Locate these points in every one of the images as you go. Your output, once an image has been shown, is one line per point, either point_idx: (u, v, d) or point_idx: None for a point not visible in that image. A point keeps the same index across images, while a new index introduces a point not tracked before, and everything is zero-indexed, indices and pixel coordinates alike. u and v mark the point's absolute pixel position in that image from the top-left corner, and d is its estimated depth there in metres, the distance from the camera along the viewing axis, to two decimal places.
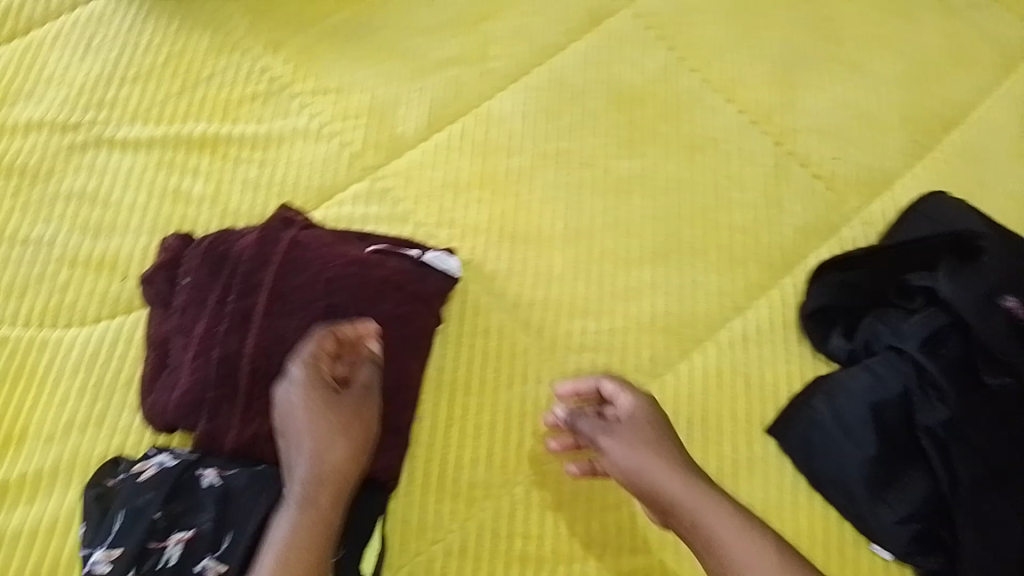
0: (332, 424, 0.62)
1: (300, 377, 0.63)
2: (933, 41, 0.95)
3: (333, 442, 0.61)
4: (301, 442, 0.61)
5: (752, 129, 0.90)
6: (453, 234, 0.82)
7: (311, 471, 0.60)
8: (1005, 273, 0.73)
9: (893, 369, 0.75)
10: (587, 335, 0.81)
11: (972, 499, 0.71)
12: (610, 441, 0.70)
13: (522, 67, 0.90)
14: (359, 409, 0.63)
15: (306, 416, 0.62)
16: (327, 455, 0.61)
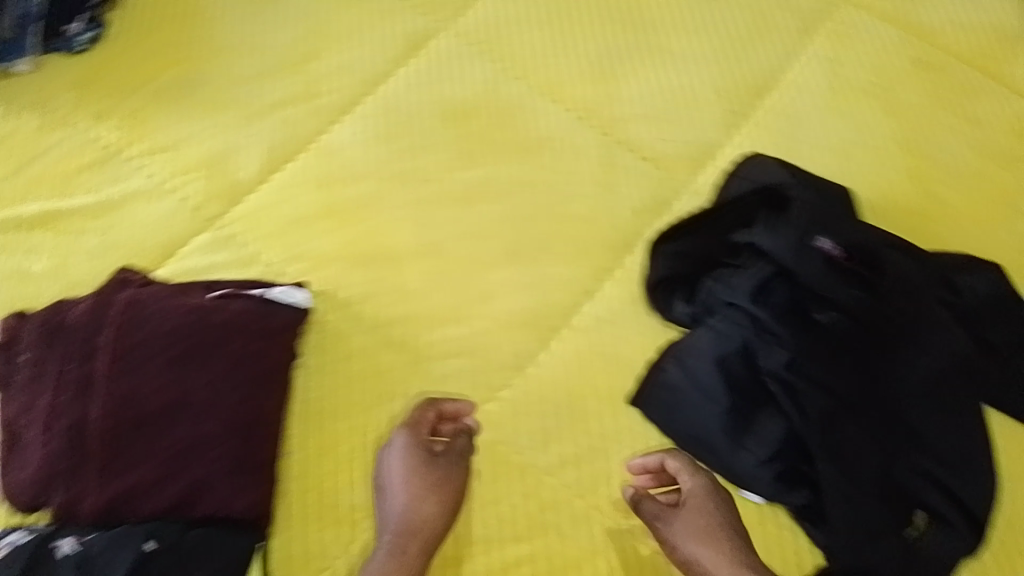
0: (430, 481, 0.73)
1: (401, 443, 0.75)
2: (741, 14, 1.00)
3: (423, 499, 0.72)
4: (397, 497, 0.72)
5: (582, 125, 0.93)
6: (305, 268, 0.83)
7: (414, 519, 0.71)
8: (813, 220, 0.80)
9: (732, 323, 0.80)
10: (450, 341, 0.82)
11: (821, 432, 0.76)
12: (674, 529, 0.75)
13: (354, 96, 0.91)
14: (451, 479, 0.74)
15: (415, 474, 0.73)
16: (428, 507, 0.72)
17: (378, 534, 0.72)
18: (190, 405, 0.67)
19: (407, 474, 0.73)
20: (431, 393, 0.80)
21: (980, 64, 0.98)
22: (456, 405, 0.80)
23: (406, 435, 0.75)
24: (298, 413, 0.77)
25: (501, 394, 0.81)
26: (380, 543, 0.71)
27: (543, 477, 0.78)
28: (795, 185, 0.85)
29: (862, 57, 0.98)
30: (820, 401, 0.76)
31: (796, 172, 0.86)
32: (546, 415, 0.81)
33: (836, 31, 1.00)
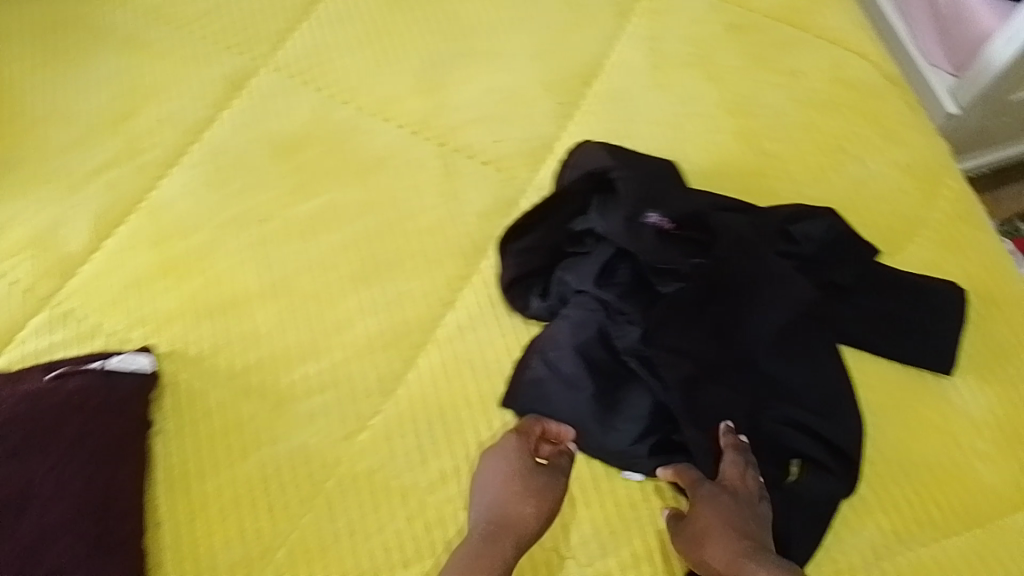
0: (527, 489, 0.73)
1: (512, 450, 0.76)
2: (555, 9, 1.02)
3: (525, 499, 0.73)
4: (489, 503, 0.73)
5: (414, 138, 0.93)
6: (149, 331, 0.81)
7: (494, 525, 0.71)
8: (644, 197, 0.84)
9: (584, 310, 0.82)
10: (311, 379, 0.80)
11: (685, 399, 0.78)
12: (698, 523, 0.72)
13: (177, 149, 0.90)
14: (551, 487, 0.74)
15: (516, 477, 0.74)
16: (503, 517, 0.71)
17: (466, 537, 0.71)
18: (32, 498, 0.67)
19: (507, 475, 0.74)
20: (299, 434, 0.78)
21: (789, 20, 1.03)
22: (326, 442, 0.78)
23: (516, 440, 0.77)
24: (163, 480, 0.75)
25: (372, 423, 0.79)
26: (466, 545, 0.70)
27: (425, 497, 0.76)
28: (625, 163, 0.86)
29: (677, 30, 1.01)
30: (679, 370, 0.79)
31: (624, 150, 0.88)
32: (420, 433, 0.79)
33: (649, 8, 1.03)
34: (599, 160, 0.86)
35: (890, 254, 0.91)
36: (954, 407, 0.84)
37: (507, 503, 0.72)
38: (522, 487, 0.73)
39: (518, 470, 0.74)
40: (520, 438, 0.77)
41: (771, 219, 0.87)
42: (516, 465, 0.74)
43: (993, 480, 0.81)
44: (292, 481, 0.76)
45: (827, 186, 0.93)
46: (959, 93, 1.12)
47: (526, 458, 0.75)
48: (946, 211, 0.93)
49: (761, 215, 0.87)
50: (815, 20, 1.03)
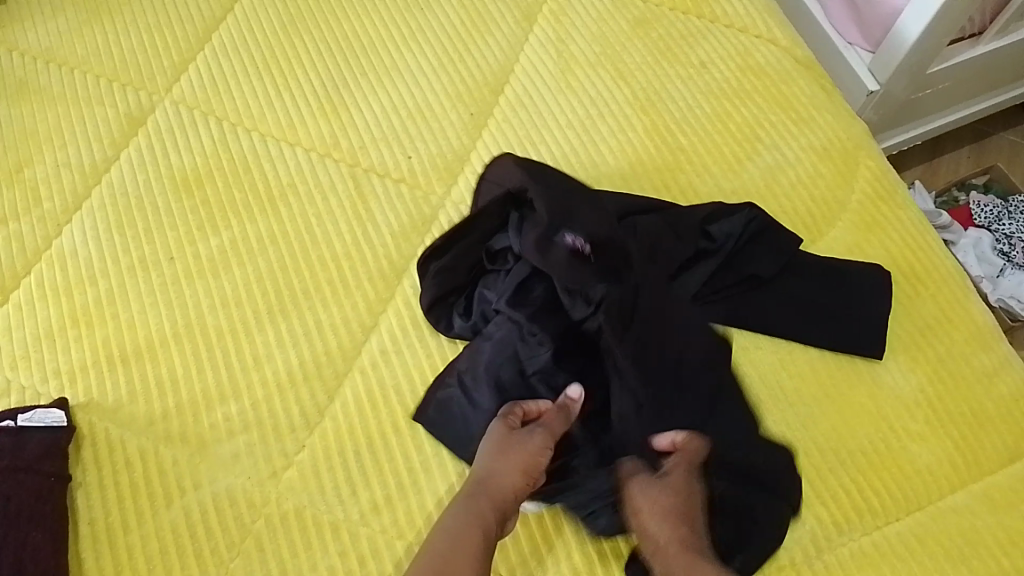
0: (508, 454, 0.71)
1: (497, 423, 0.74)
2: (458, 19, 1.01)
3: (503, 461, 0.70)
4: (478, 469, 0.71)
5: (324, 162, 0.92)
6: (62, 383, 0.79)
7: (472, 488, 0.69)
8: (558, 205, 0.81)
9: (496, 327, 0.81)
10: (232, 419, 0.79)
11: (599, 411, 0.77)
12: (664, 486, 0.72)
13: (80, 193, 0.88)
14: (530, 446, 0.71)
15: (498, 441, 0.72)
16: (481, 479, 0.70)
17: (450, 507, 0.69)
18: None
19: (488, 443, 0.72)
20: (224, 476, 0.77)
21: (693, 10, 1.02)
22: (252, 482, 0.76)
23: (501, 417, 0.75)
24: (85, 537, 0.73)
25: (298, 457, 0.78)
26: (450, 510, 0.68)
27: (357, 529, 0.75)
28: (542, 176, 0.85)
29: (581, 32, 1.01)
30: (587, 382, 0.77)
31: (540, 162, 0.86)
32: (349, 464, 0.78)
33: (553, 11, 1.02)
34: (515, 175, 0.85)
35: (811, 241, 0.91)
36: (885, 390, 0.84)
37: (487, 466, 0.70)
38: (500, 451, 0.71)
39: (499, 438, 0.72)
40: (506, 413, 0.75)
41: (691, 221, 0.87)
42: (497, 435, 0.73)
43: (928, 460, 0.81)
44: (219, 526, 0.74)
45: (744, 177, 0.93)
46: (877, 70, 1.09)
47: (508, 426, 0.74)
48: (866, 191, 0.93)
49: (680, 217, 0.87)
50: (720, 8, 1.02)
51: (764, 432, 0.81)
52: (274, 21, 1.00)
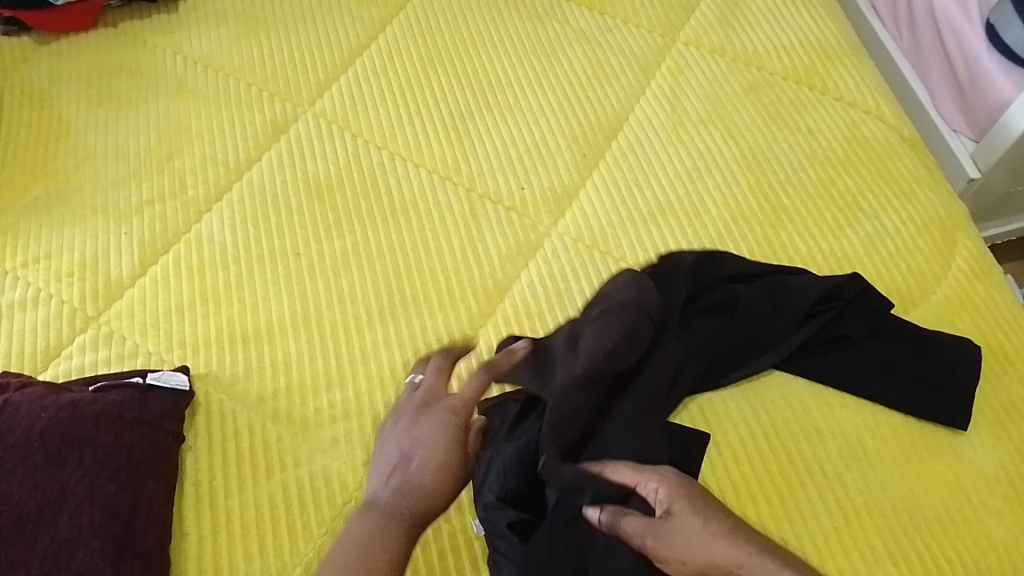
0: (424, 441, 0.70)
1: (413, 405, 0.73)
2: (580, 70, 1.08)
3: (417, 450, 0.69)
4: (393, 454, 0.70)
5: (443, 184, 0.98)
6: (186, 352, 0.86)
7: (378, 495, 0.68)
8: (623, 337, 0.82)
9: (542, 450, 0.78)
10: (335, 406, 0.84)
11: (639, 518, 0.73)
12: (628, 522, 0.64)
13: (221, 186, 0.96)
14: (448, 436, 0.70)
15: (414, 427, 0.71)
16: (392, 480, 0.69)
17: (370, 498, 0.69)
18: (68, 498, 0.70)
19: (409, 428, 0.71)
20: (321, 458, 0.81)
21: (805, 82, 1.07)
22: (347, 467, 0.81)
23: (418, 395, 0.74)
24: (190, 496, 0.78)
25: None
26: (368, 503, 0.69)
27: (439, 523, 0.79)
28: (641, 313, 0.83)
29: (695, 90, 1.06)
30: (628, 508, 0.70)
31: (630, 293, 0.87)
32: None
33: (670, 69, 1.08)
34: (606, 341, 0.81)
35: (903, 311, 0.93)
36: (966, 462, 0.85)
37: (397, 468, 0.69)
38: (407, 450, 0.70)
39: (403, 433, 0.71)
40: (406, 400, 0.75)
41: (773, 349, 0.89)
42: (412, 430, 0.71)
43: (1005, 536, 0.81)
44: (312, 503, 0.79)
45: (841, 243, 0.96)
46: (980, 158, 1.11)
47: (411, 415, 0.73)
48: (963, 269, 0.95)
49: (786, 303, 0.90)
50: (832, 81, 1.07)
51: (843, 488, 0.82)
52: (411, 54, 1.08)
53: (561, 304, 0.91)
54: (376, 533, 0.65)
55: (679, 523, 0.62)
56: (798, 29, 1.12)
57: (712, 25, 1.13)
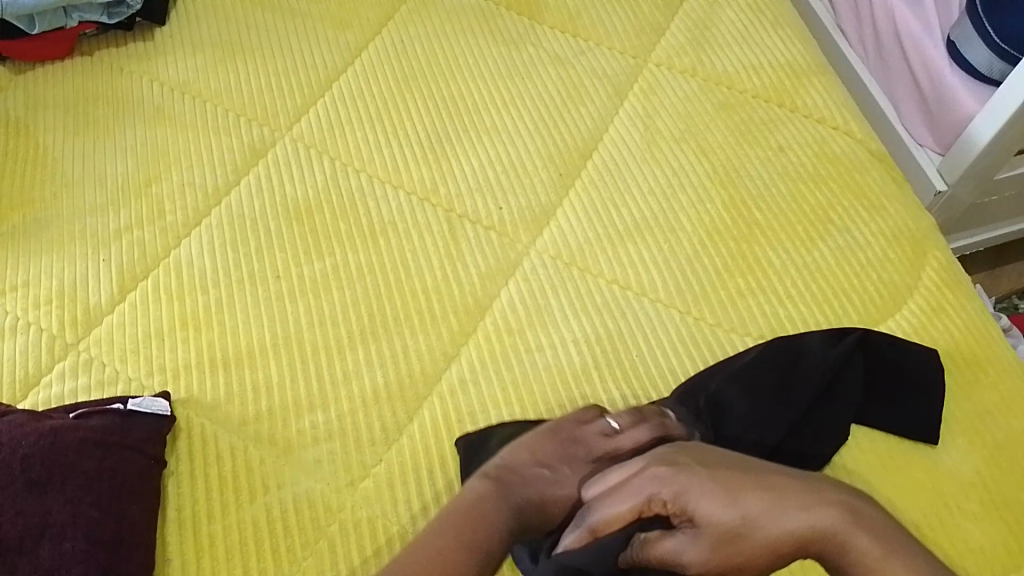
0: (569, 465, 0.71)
1: (587, 421, 0.75)
2: (554, 91, 1.10)
3: (562, 468, 0.71)
4: (534, 456, 0.71)
5: (422, 205, 0.99)
6: (166, 377, 0.86)
7: (513, 483, 0.68)
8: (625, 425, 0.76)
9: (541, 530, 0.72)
10: (318, 427, 0.84)
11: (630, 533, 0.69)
12: (672, 543, 0.62)
13: (200, 212, 0.97)
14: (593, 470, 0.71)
15: (570, 444, 0.72)
16: (526, 487, 0.69)
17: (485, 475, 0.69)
18: (51, 525, 0.69)
19: (563, 442, 0.72)
20: (304, 480, 0.81)
21: (774, 100, 1.10)
22: (331, 488, 0.81)
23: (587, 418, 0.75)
24: (172, 521, 0.78)
25: (375, 470, 0.82)
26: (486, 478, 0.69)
27: None
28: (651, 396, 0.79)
29: (668, 108, 1.08)
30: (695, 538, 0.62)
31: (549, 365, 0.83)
32: (422, 481, 0.82)
33: (643, 89, 1.10)
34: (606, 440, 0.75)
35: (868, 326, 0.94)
36: (942, 468, 0.86)
37: (539, 482, 0.69)
38: (554, 476, 0.70)
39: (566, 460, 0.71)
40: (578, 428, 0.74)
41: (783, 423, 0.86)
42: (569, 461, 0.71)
43: (981, 540, 0.82)
44: (296, 526, 0.79)
45: (814, 256, 0.98)
46: (946, 171, 1.14)
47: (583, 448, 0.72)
48: (933, 279, 0.97)
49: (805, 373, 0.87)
50: (801, 99, 1.10)
51: None
52: (388, 78, 1.10)
53: (541, 321, 0.92)
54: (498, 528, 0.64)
55: (730, 527, 0.60)
56: (768, 49, 1.14)
57: (682, 46, 1.15)
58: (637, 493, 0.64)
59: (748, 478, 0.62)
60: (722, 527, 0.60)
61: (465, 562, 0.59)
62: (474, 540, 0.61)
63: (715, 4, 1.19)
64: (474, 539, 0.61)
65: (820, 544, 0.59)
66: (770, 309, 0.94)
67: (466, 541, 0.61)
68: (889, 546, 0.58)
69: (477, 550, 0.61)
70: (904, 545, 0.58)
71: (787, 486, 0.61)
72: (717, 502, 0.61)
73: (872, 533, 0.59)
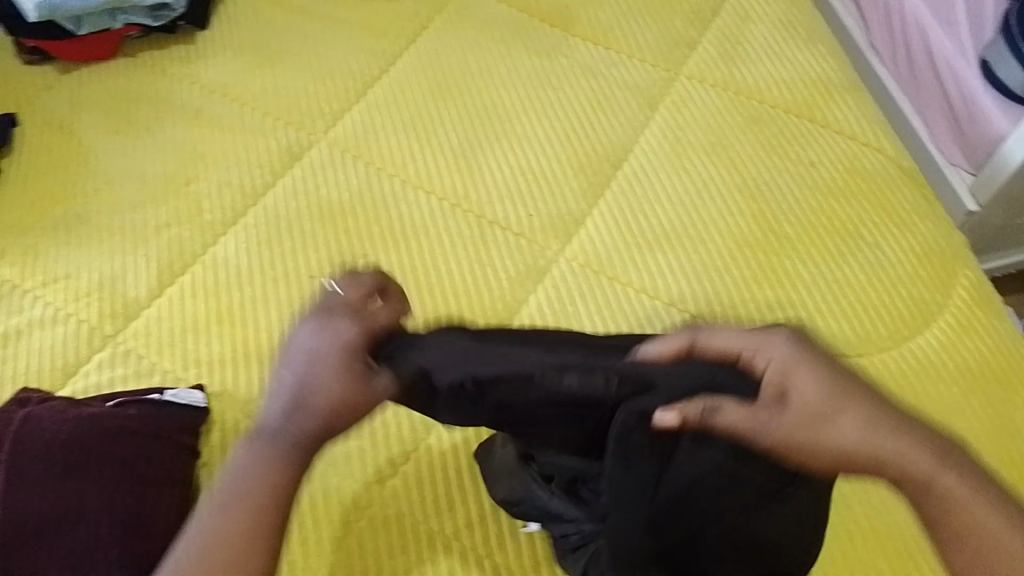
0: (306, 399, 0.61)
1: (312, 329, 0.62)
2: (585, 102, 1.11)
3: (310, 395, 0.61)
4: (295, 384, 0.61)
5: (453, 210, 1.00)
6: (201, 371, 0.87)
7: (294, 412, 0.61)
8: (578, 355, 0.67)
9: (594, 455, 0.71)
10: (347, 424, 0.85)
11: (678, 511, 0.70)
12: (734, 412, 0.61)
13: (237, 211, 0.98)
14: (352, 392, 0.61)
15: (323, 359, 0.61)
16: (336, 391, 0.61)
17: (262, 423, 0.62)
18: (87, 509, 0.71)
19: (316, 354, 0.61)
20: (333, 476, 0.82)
21: (806, 115, 1.10)
22: (359, 484, 0.82)
23: (327, 320, 0.63)
24: None
25: (403, 468, 0.83)
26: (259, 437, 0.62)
27: (453, 542, 0.80)
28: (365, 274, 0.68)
29: (699, 121, 1.09)
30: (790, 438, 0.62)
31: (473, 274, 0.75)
32: (449, 480, 0.83)
33: (674, 102, 1.12)
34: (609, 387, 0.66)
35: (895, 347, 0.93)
36: None
37: (292, 408, 0.61)
38: (319, 370, 0.61)
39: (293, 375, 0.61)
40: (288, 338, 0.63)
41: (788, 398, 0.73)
42: (315, 375, 0.61)
43: None
44: (324, 520, 0.80)
45: (843, 272, 0.98)
46: (977, 192, 1.14)
47: (292, 357, 0.62)
48: (962, 296, 0.97)
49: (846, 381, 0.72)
50: (833, 116, 1.10)
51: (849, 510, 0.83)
52: (422, 86, 1.11)
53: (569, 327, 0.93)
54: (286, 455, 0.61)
55: (828, 420, 0.60)
56: (799, 65, 1.15)
57: (714, 60, 1.16)
58: (739, 343, 0.64)
59: (869, 392, 0.62)
60: (816, 421, 0.60)
61: (261, 495, 0.60)
62: (212, 505, 0.60)
63: (747, 19, 1.20)
64: (216, 502, 0.60)
65: (903, 472, 0.60)
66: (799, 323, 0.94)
67: (228, 496, 0.60)
68: (980, 493, 0.60)
69: (272, 481, 0.60)
70: (999, 501, 0.60)
71: (891, 420, 0.61)
72: (825, 394, 0.61)
73: (964, 485, 0.60)
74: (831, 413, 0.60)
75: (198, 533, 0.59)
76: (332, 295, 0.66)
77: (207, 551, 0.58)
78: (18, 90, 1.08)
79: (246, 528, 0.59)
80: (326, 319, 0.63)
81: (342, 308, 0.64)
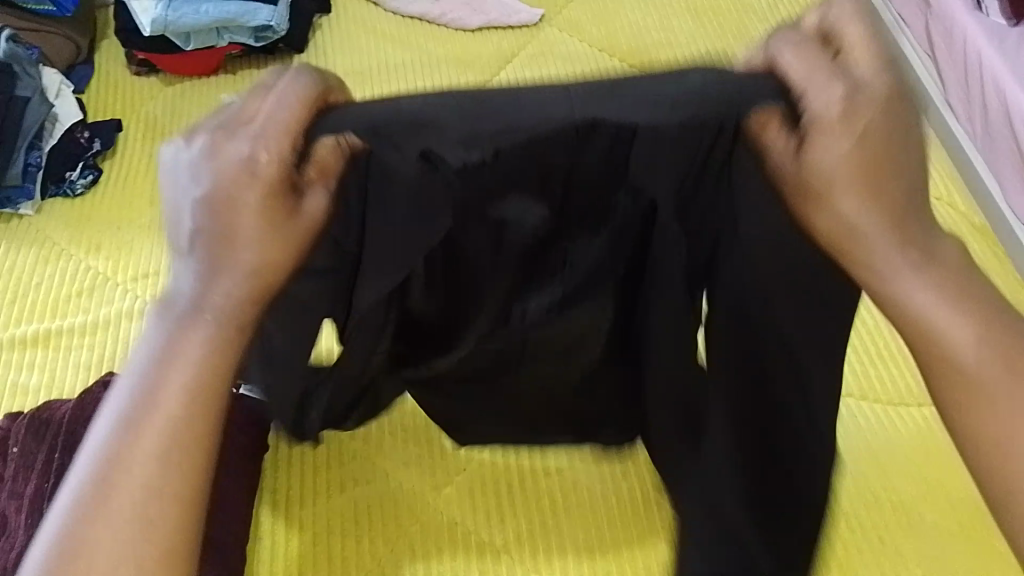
0: (226, 259, 0.49)
1: (213, 155, 0.48)
2: None
3: (236, 247, 0.49)
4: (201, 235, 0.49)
5: None
6: None
7: (213, 276, 0.49)
8: (617, 86, 0.51)
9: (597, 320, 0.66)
10: (408, 431, 0.88)
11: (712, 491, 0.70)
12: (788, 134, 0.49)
13: None
14: (278, 228, 0.49)
15: (243, 184, 0.48)
16: (272, 235, 0.49)
17: (172, 298, 0.50)
18: None
19: (224, 193, 0.48)
20: (389, 482, 0.85)
21: None
22: (413, 490, 0.85)
23: (245, 130, 0.48)
24: (267, 502, 0.83)
25: (457, 478, 0.86)
26: (172, 323, 0.50)
27: (500, 555, 0.81)
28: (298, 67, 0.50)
29: None
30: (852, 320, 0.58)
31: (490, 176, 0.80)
32: (501, 494, 0.85)
33: None
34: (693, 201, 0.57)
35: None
36: None
37: (212, 256, 0.49)
38: (241, 206, 0.48)
39: (208, 214, 0.48)
40: (183, 172, 0.49)
41: None
42: (236, 215, 0.48)
43: None
44: (379, 520, 0.82)
45: None
46: None
47: (202, 205, 0.48)
48: None
49: None
50: None
51: None
52: None
53: None
54: (212, 321, 0.49)
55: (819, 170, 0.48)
56: None
57: None
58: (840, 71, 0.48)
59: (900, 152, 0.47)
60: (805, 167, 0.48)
61: (190, 376, 0.49)
62: (130, 389, 0.49)
63: None
64: (134, 386, 0.49)
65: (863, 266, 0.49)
66: (859, 368, 0.94)
67: (151, 378, 0.49)
68: (946, 301, 0.48)
69: (200, 359, 0.49)
70: (991, 334, 0.48)
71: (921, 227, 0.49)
72: (844, 160, 0.47)
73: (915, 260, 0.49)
74: (865, 179, 0.47)
75: (116, 423, 0.48)
76: (229, 108, 0.50)
77: (132, 450, 0.47)
78: (126, 98, 1.16)
79: (177, 422, 0.48)
80: (233, 137, 0.48)
81: (266, 116, 0.48)
